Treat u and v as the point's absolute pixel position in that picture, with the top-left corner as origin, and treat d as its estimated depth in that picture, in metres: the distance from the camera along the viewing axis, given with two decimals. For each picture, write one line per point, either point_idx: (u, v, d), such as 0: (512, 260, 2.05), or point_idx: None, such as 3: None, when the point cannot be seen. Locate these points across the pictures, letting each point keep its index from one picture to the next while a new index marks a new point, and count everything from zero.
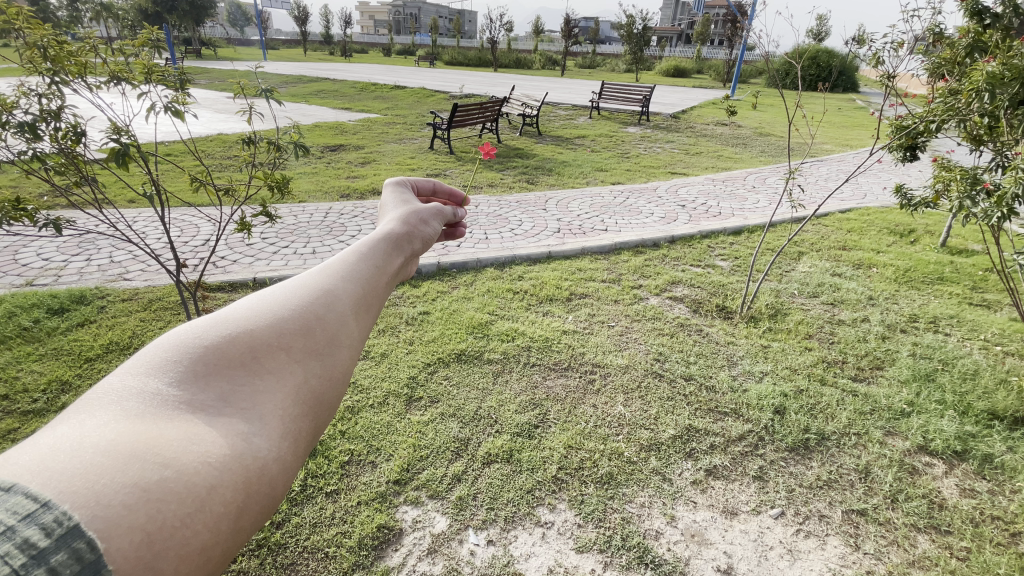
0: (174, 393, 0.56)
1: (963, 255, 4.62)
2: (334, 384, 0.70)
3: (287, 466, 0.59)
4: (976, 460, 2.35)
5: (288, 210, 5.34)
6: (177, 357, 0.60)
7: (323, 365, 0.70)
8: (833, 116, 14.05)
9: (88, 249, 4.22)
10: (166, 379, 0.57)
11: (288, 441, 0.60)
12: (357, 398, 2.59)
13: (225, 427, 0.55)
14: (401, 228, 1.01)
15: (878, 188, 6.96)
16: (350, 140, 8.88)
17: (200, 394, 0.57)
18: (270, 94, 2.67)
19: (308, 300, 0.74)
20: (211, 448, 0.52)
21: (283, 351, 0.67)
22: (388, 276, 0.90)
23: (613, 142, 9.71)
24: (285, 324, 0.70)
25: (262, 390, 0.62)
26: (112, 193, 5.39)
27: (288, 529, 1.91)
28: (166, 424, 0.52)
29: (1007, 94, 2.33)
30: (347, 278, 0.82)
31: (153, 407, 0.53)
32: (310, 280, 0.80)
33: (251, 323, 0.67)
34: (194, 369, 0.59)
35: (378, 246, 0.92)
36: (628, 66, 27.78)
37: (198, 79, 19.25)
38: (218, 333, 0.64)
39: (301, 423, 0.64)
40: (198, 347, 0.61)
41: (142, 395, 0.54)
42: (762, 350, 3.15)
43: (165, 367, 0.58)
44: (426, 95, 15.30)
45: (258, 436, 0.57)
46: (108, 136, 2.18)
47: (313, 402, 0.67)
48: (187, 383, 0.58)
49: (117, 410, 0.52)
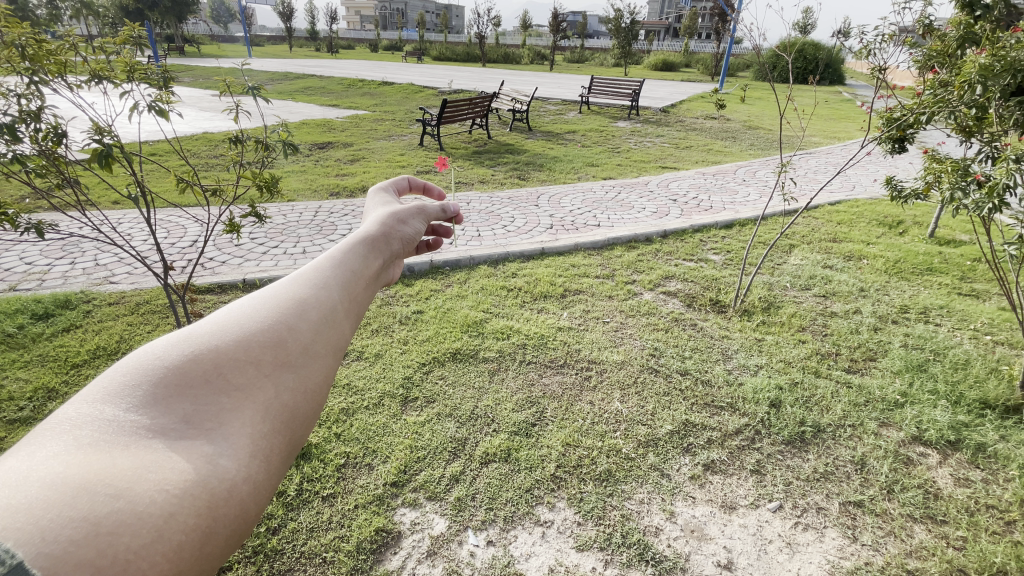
0: (133, 418, 0.53)
1: (951, 246, 4.68)
2: (309, 396, 0.68)
3: (257, 486, 0.57)
4: (969, 449, 2.37)
5: (277, 209, 5.28)
6: (136, 381, 0.57)
7: (296, 377, 0.68)
8: (820, 108, 14.16)
9: (72, 252, 4.14)
10: (123, 404, 0.54)
11: (258, 460, 0.58)
12: (352, 399, 2.56)
13: (188, 450, 0.53)
14: (379, 230, 0.98)
15: (866, 180, 7.03)
16: (339, 137, 8.80)
17: (161, 418, 0.55)
18: (257, 91, 2.60)
19: (279, 311, 0.72)
20: (168, 475, 0.49)
21: (252, 366, 0.64)
22: (365, 279, 0.88)
23: (604, 137, 9.71)
24: (254, 337, 0.67)
25: (229, 408, 0.59)
26: (96, 195, 5.30)
27: (285, 534, 1.88)
28: (122, 452, 0.49)
29: (999, 85, 2.30)
30: (321, 285, 0.80)
31: (108, 435, 0.51)
32: (280, 290, 0.77)
33: (216, 339, 0.65)
34: (154, 392, 0.56)
35: (355, 251, 0.90)
36: (617, 61, 27.89)
37: (181, 75, 19.08)
38: (181, 352, 0.61)
39: (274, 439, 0.61)
40: (159, 368, 0.59)
41: (98, 423, 0.52)
42: (756, 343, 3.17)
43: (123, 391, 0.56)
44: (414, 91, 15.18)
45: (224, 456, 0.55)
46: (90, 137, 2.11)
47: (288, 417, 0.65)
48: (147, 406, 0.55)
49: (69, 440, 0.49)
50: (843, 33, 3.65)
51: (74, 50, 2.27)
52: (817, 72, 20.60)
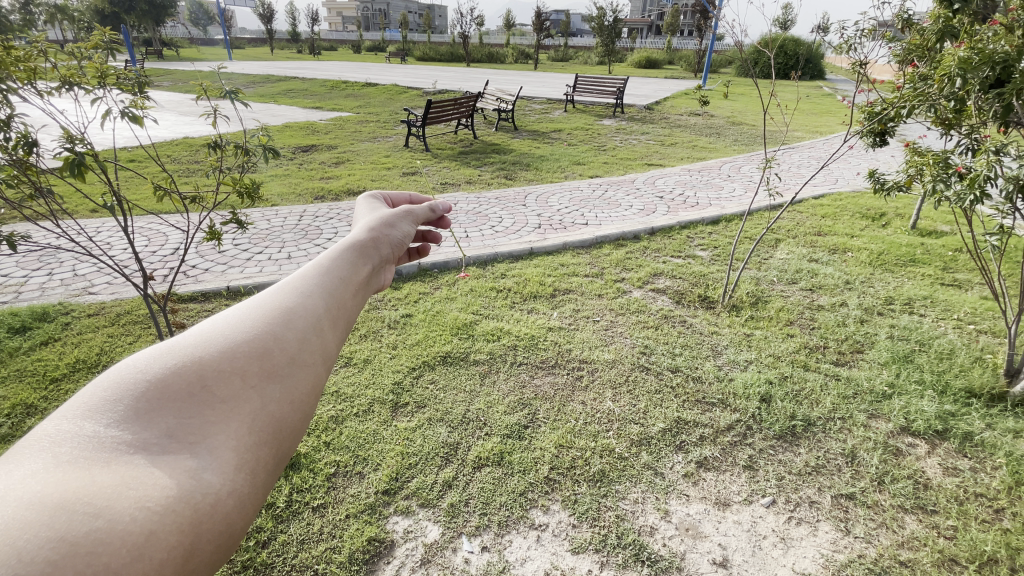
0: (114, 434, 0.50)
1: (932, 237, 4.75)
2: (297, 407, 0.65)
3: (242, 501, 0.54)
4: (956, 438, 2.40)
5: (261, 214, 5.20)
6: (117, 395, 0.54)
7: (283, 388, 0.65)
8: (802, 104, 14.34)
9: (49, 263, 4.04)
10: (104, 420, 0.51)
11: (244, 474, 0.56)
12: (341, 407, 2.52)
13: (171, 465, 0.50)
14: (368, 235, 0.95)
15: (849, 174, 7.11)
16: (322, 140, 8.71)
17: (143, 433, 0.52)
18: (235, 95, 2.53)
19: (265, 321, 0.69)
20: (149, 492, 0.46)
21: (238, 377, 0.61)
22: (355, 287, 0.85)
23: (589, 134, 9.72)
24: (238, 348, 0.64)
25: (214, 421, 0.57)
26: (72, 204, 5.18)
27: (275, 548, 1.85)
28: (101, 469, 0.46)
29: (978, 78, 2.32)
30: (310, 293, 0.77)
31: (88, 453, 0.48)
32: (267, 299, 0.75)
33: (203, 351, 0.62)
34: (137, 406, 0.53)
35: (343, 257, 0.87)
36: (601, 60, 28.02)
37: (160, 79, 18.78)
38: (164, 365, 0.58)
39: (259, 452, 0.59)
40: (141, 382, 0.56)
41: (76, 441, 0.49)
42: (745, 338, 3.18)
43: (103, 406, 0.52)
44: (398, 91, 15.07)
45: (208, 470, 0.52)
46: (61, 145, 2.04)
47: (274, 428, 0.62)
48: (131, 421, 0.52)
49: (47, 458, 0.46)
50: (822, 29, 3.69)
51: (41, 56, 2.18)
52: (797, 67, 20.85)
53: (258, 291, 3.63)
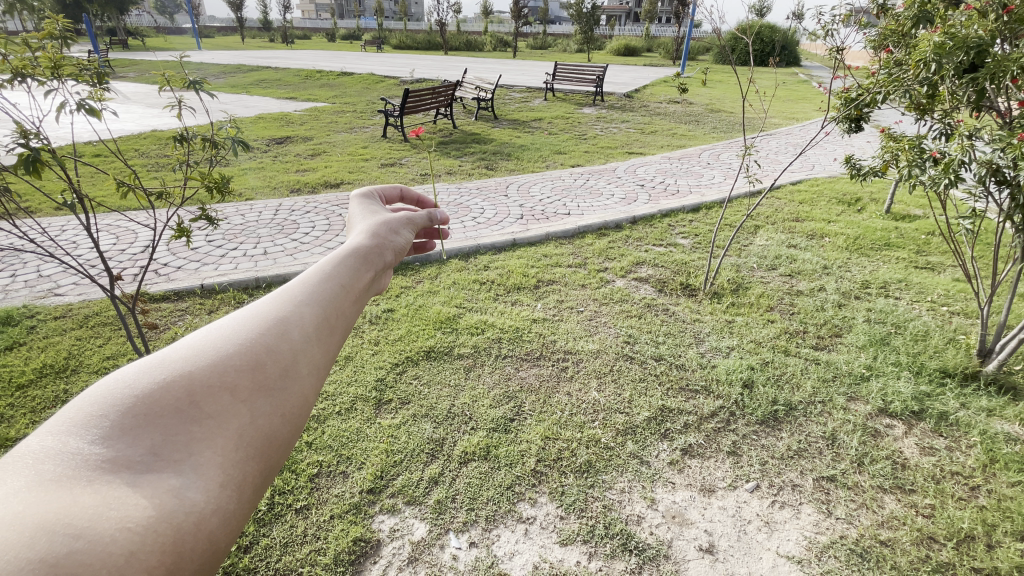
0: (98, 452, 0.45)
1: (906, 221, 4.85)
2: (288, 422, 0.60)
3: (224, 524, 0.48)
4: (932, 418, 2.46)
5: (234, 209, 5.06)
6: (102, 410, 0.48)
7: (275, 401, 0.59)
8: (780, 91, 14.52)
9: (10, 265, 3.88)
10: (89, 436, 0.46)
11: (230, 490, 0.50)
12: (322, 406, 2.48)
13: (151, 483, 0.44)
14: (370, 241, 0.89)
15: (825, 160, 7.24)
16: (297, 132, 8.50)
17: (126, 449, 0.46)
18: (199, 85, 2.42)
19: (257, 333, 0.63)
20: (131, 511, 0.41)
21: (228, 391, 0.55)
22: (355, 295, 0.78)
23: (569, 123, 9.67)
24: (229, 360, 0.58)
25: (199, 438, 0.50)
26: (33, 203, 4.98)
27: (257, 552, 1.81)
28: (84, 489, 0.41)
29: (952, 63, 2.34)
30: (308, 302, 0.71)
31: (72, 471, 0.42)
32: (260, 307, 0.68)
33: (194, 364, 0.56)
34: (123, 423, 0.48)
35: (344, 262, 0.81)
36: (580, 47, 27.85)
37: (125, 70, 18.11)
38: (153, 378, 0.52)
39: (246, 468, 0.53)
40: (128, 397, 0.50)
41: (58, 458, 0.43)
42: (727, 325, 3.21)
43: (87, 421, 0.47)
44: (374, 81, 14.83)
45: (192, 489, 0.46)
46: (13, 140, 1.92)
47: (262, 444, 0.56)
48: (117, 438, 0.46)
49: (29, 477, 0.41)
50: (798, 15, 3.69)
51: None
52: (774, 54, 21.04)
53: (233, 289, 3.53)
